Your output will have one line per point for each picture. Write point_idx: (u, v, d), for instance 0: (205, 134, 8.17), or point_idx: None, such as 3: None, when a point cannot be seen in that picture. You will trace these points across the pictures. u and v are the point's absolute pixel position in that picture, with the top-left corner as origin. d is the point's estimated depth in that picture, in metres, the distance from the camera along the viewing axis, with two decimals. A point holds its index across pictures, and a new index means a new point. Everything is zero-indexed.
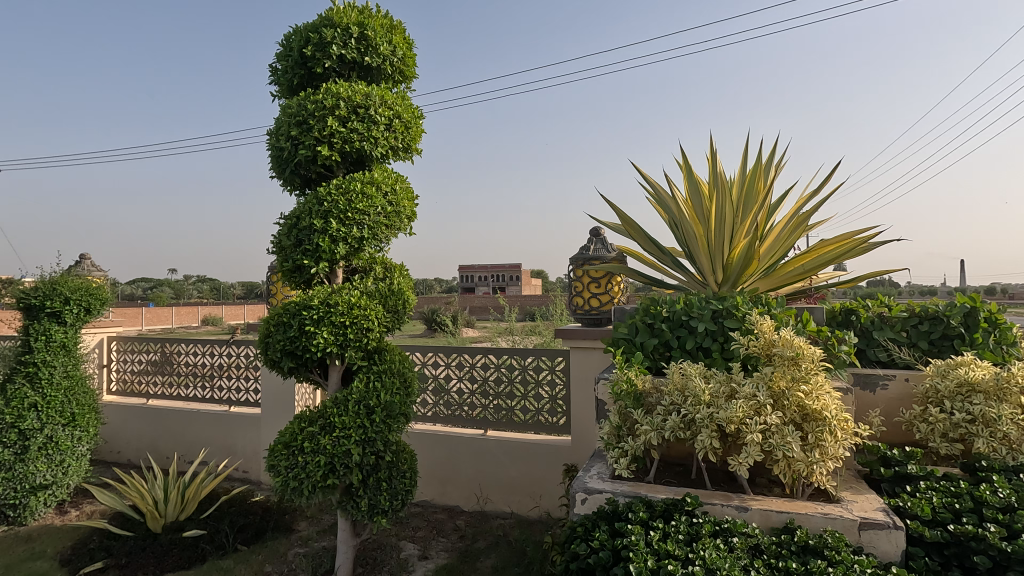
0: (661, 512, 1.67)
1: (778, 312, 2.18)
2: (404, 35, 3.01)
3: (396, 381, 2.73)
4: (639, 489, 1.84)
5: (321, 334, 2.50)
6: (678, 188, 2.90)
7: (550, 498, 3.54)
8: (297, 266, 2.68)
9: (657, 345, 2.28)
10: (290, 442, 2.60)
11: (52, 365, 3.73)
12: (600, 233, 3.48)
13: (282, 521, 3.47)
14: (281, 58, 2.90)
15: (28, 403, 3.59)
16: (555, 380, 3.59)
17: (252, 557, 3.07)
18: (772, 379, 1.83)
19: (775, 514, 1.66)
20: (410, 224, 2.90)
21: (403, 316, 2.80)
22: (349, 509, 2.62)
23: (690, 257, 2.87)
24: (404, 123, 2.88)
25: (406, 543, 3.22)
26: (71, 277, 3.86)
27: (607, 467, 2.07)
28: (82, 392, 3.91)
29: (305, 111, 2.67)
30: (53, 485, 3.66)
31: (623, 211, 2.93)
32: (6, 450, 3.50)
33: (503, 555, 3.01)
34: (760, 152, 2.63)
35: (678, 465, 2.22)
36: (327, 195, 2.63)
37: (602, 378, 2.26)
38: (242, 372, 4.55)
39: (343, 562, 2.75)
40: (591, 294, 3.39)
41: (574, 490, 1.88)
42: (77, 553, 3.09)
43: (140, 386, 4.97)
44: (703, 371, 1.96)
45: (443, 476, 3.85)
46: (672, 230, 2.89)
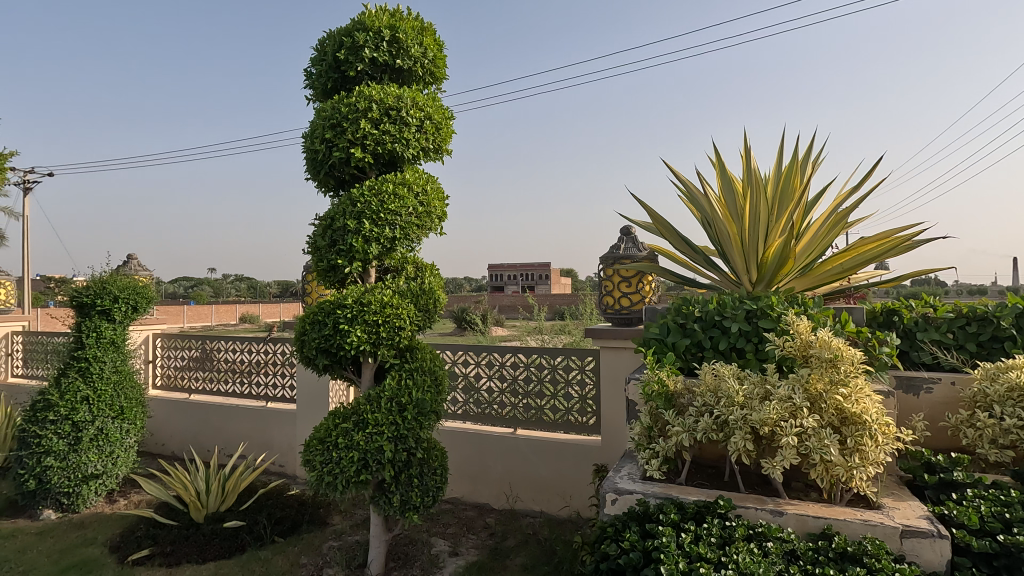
0: (693, 514, 1.65)
1: (815, 313, 2.13)
2: (435, 36, 3.04)
3: (428, 379, 2.76)
4: (670, 490, 1.82)
5: (355, 332, 2.55)
6: (711, 186, 2.85)
7: (580, 498, 3.53)
8: (332, 266, 2.74)
9: (689, 345, 2.24)
10: (325, 437, 2.66)
11: (102, 361, 3.91)
12: (630, 232, 3.45)
13: (317, 515, 3.57)
14: (315, 63, 2.98)
15: (80, 396, 3.79)
16: (585, 380, 3.58)
17: (288, 549, 3.16)
18: (809, 381, 1.79)
19: (812, 519, 1.62)
20: (441, 224, 2.92)
21: (434, 315, 2.84)
22: (382, 504, 2.67)
23: (722, 256, 2.82)
24: (435, 124, 2.91)
25: (437, 540, 3.26)
26: (120, 276, 4.03)
27: (638, 468, 2.06)
28: (130, 386, 4.08)
29: (339, 114, 2.74)
30: (103, 475, 3.83)
31: (654, 210, 2.89)
32: (61, 440, 3.68)
33: (532, 554, 3.02)
34: (797, 148, 2.57)
35: (711, 467, 2.18)
36: (360, 196, 2.69)
37: (632, 378, 2.24)
38: (279, 369, 4.67)
39: (376, 556, 2.80)
40: (622, 294, 3.36)
41: (604, 491, 1.87)
42: (126, 540, 3.24)
43: (183, 381, 5.17)
44: (736, 372, 1.92)
45: (473, 473, 3.88)
46: (705, 228, 2.85)
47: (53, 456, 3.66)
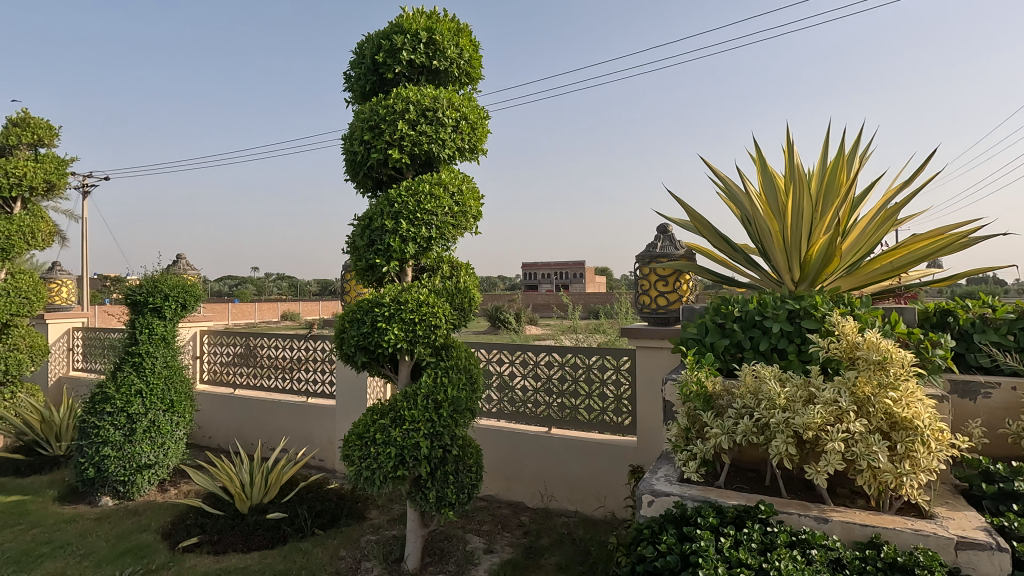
0: (732, 519, 1.61)
1: (862, 313, 2.05)
2: (471, 37, 3.06)
3: (463, 377, 2.79)
4: (708, 493, 1.79)
5: (392, 330, 2.60)
6: (751, 183, 2.79)
7: (615, 498, 3.50)
8: (370, 265, 2.80)
9: (728, 345, 2.19)
10: (363, 433, 2.71)
11: (154, 356, 4.10)
12: (667, 230, 3.39)
13: (355, 508, 3.64)
14: (354, 66, 3.05)
15: (134, 389, 3.98)
16: (620, 380, 3.55)
17: (327, 541, 3.24)
18: (856, 384, 1.72)
19: (858, 527, 1.56)
20: (477, 223, 2.94)
21: (469, 314, 2.87)
22: (418, 500, 2.71)
23: (763, 254, 2.74)
24: (471, 124, 2.93)
25: (472, 536, 3.28)
26: (170, 275, 4.21)
27: (675, 470, 2.02)
28: (180, 381, 4.26)
29: (377, 116, 2.79)
30: (156, 466, 4.02)
31: (692, 208, 2.84)
32: (117, 431, 3.88)
33: (567, 554, 3.01)
34: (843, 142, 2.48)
35: (752, 471, 2.12)
36: (398, 196, 2.73)
37: (669, 378, 2.21)
38: (319, 366, 4.79)
39: (412, 551, 2.85)
40: (658, 293, 3.31)
41: (641, 492, 1.85)
42: (176, 528, 3.39)
43: (228, 376, 5.37)
44: (778, 374, 1.87)
45: (508, 471, 3.90)
46: (745, 226, 2.78)
47: (110, 446, 3.86)
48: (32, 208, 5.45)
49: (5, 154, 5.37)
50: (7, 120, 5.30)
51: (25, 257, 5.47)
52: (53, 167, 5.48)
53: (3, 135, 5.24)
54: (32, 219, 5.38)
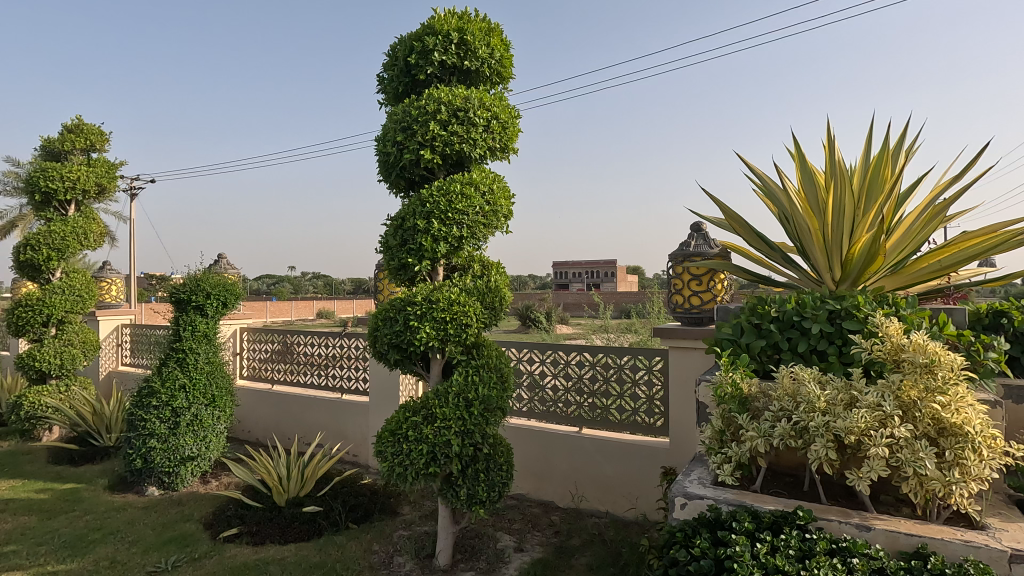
0: (768, 525, 1.57)
1: (908, 314, 1.97)
2: (502, 36, 3.06)
3: (494, 376, 2.80)
4: (744, 498, 1.74)
5: (424, 329, 2.63)
6: (789, 179, 2.70)
7: (647, 500, 3.46)
8: (402, 264, 2.84)
9: (765, 346, 2.13)
10: (396, 430, 2.75)
11: (197, 352, 4.25)
12: (701, 228, 3.33)
13: (388, 504, 3.70)
14: (387, 68, 3.09)
15: (178, 384, 4.13)
16: (652, 380, 3.51)
17: (361, 535, 3.30)
18: (901, 388, 1.66)
19: (903, 536, 1.50)
20: (507, 223, 2.94)
21: (500, 313, 2.88)
22: (449, 497, 2.73)
23: (802, 253, 2.66)
24: (502, 123, 2.94)
25: (502, 535, 3.30)
26: (212, 274, 4.36)
27: (709, 472, 1.98)
28: (221, 376, 4.40)
29: (409, 117, 2.82)
30: (198, 458, 4.16)
31: (727, 206, 2.77)
32: (162, 424, 4.04)
33: (598, 554, 2.99)
34: (888, 136, 2.38)
35: (790, 476, 2.06)
36: (429, 196, 2.76)
37: (703, 380, 2.16)
38: (353, 363, 4.88)
39: (444, 547, 2.88)
40: (692, 292, 3.25)
41: (673, 495, 1.82)
42: (218, 518, 3.51)
43: (267, 372, 5.53)
44: (818, 376, 1.81)
45: (538, 470, 3.90)
46: (783, 224, 2.70)
47: (156, 438, 4.02)
48: (84, 210, 5.72)
49: (60, 159, 5.65)
50: (62, 127, 5.58)
51: (78, 257, 5.75)
52: (104, 170, 5.73)
53: (58, 141, 5.52)
54: (84, 220, 5.65)
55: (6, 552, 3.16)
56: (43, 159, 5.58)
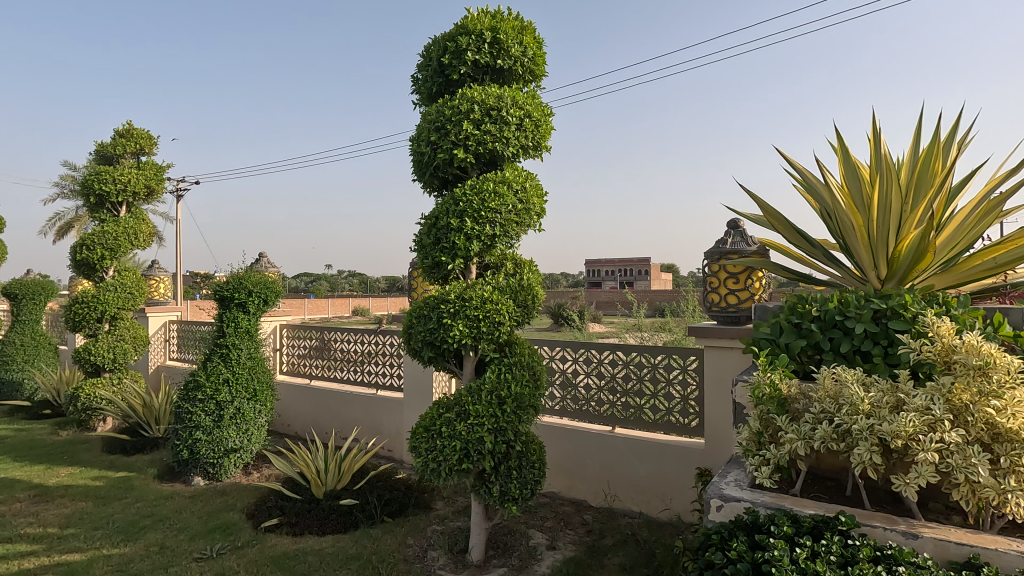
0: (808, 529, 1.53)
1: (960, 314, 1.88)
2: (535, 34, 3.06)
3: (526, 374, 2.81)
4: (783, 501, 1.70)
5: (457, 326, 2.66)
6: (832, 174, 2.62)
7: (681, 501, 3.41)
8: (436, 263, 2.88)
9: (805, 346, 2.07)
10: (430, 426, 2.78)
11: (239, 347, 4.40)
12: (738, 225, 3.25)
13: (422, 499, 3.75)
14: (422, 68, 3.13)
15: (222, 378, 4.29)
16: (687, 380, 3.46)
17: (396, 529, 3.36)
18: (952, 391, 1.59)
19: (954, 546, 1.44)
20: (540, 221, 2.94)
21: (533, 311, 2.89)
22: (482, 493, 2.75)
23: (845, 250, 2.58)
24: (535, 121, 2.94)
25: (535, 532, 3.31)
26: (253, 272, 4.50)
27: (746, 475, 1.94)
28: (262, 371, 4.54)
29: (443, 117, 2.85)
30: (241, 450, 4.31)
31: (765, 202, 2.70)
32: (207, 417, 4.20)
33: (631, 555, 2.97)
34: (939, 128, 2.28)
35: (831, 480, 2.00)
36: (462, 195, 2.79)
37: (740, 380, 2.12)
38: (388, 360, 4.97)
39: (476, 543, 2.90)
40: (728, 291, 3.19)
41: (709, 496, 1.79)
42: (259, 509, 3.63)
43: (305, 368, 5.69)
44: (862, 378, 1.76)
45: (571, 469, 3.89)
46: (825, 220, 2.62)
47: (201, 430, 4.18)
48: (135, 211, 5.98)
49: (112, 163, 5.92)
50: (115, 132, 5.85)
51: (130, 256, 6.03)
52: (153, 173, 5.98)
53: (111, 145, 5.79)
54: (135, 221, 5.91)
55: (65, 535, 3.34)
56: (97, 163, 5.86)
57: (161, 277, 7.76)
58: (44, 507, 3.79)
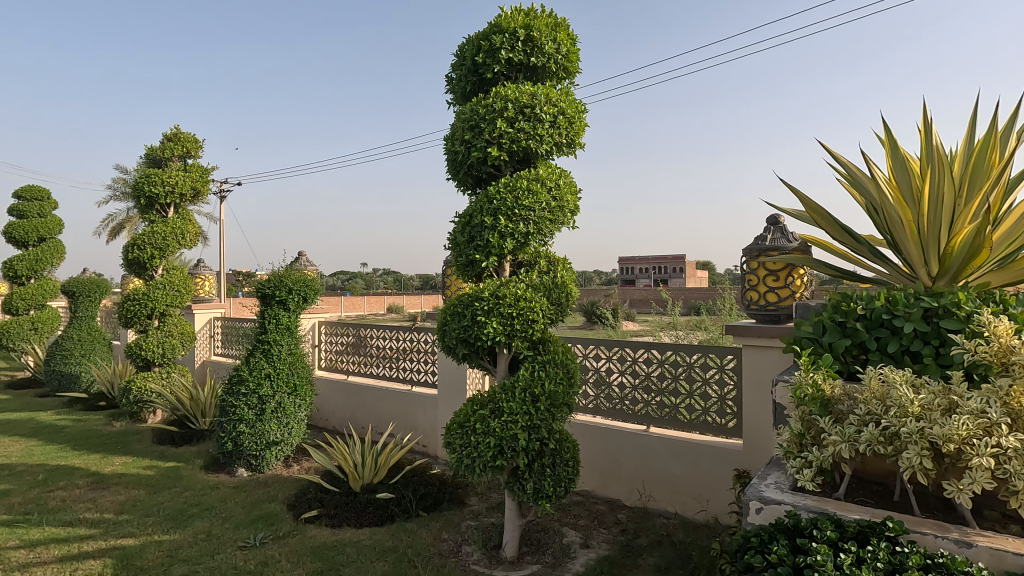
0: (853, 535, 1.49)
1: (1019, 313, 1.79)
2: (569, 30, 3.04)
3: (560, 372, 2.81)
4: (826, 505, 1.65)
5: (491, 324, 2.67)
6: (879, 167, 2.51)
7: (718, 503, 3.35)
8: (470, 260, 2.90)
9: (850, 346, 2.00)
10: (464, 422, 2.80)
11: (280, 343, 4.54)
12: (779, 221, 3.16)
13: (456, 494, 3.79)
14: (456, 68, 3.15)
15: (264, 373, 4.43)
16: (724, 380, 3.39)
17: (431, 523, 3.41)
18: (1010, 394, 1.51)
19: (1011, 556, 1.37)
20: (574, 218, 2.93)
21: (566, 309, 2.89)
22: (516, 490, 2.77)
23: (893, 246, 2.47)
24: (569, 118, 2.92)
25: (568, 530, 3.30)
26: (293, 271, 4.63)
27: (787, 477, 1.90)
28: (302, 366, 4.67)
29: (477, 115, 2.87)
30: (282, 443, 4.45)
31: (807, 197, 2.62)
32: (250, 410, 4.34)
33: (666, 555, 2.93)
34: (996, 117, 2.16)
35: (878, 484, 1.93)
36: (496, 194, 2.80)
37: (781, 380, 2.06)
38: (422, 356, 5.03)
39: (510, 539, 2.92)
40: (768, 288, 3.11)
41: (748, 499, 1.75)
42: (299, 500, 3.73)
43: (343, 364, 5.82)
44: (911, 379, 1.69)
45: (604, 467, 3.86)
46: (871, 215, 2.52)
47: (245, 423, 4.33)
48: (182, 212, 6.23)
49: (161, 165, 6.17)
50: (163, 136, 6.10)
51: (177, 255, 6.28)
52: (199, 175, 6.21)
53: (159, 149, 6.04)
54: (182, 221, 6.16)
55: (120, 521, 3.52)
56: (147, 166, 6.13)
57: (206, 276, 8.06)
58: (101, 494, 4.00)
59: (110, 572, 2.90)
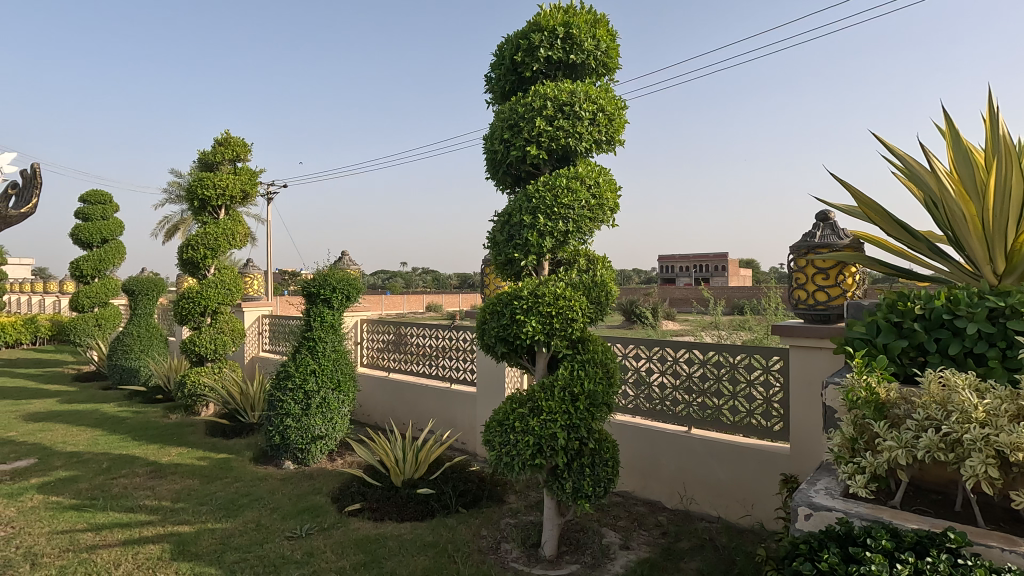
0: (911, 545, 1.42)
1: None
2: (609, 26, 3.00)
3: (600, 371, 2.79)
4: (881, 513, 1.58)
5: (530, 322, 2.67)
6: (939, 160, 2.39)
7: (763, 508, 3.25)
8: (509, 259, 2.91)
9: (907, 348, 1.91)
10: (503, 420, 2.80)
11: (325, 340, 4.67)
12: (828, 217, 3.05)
13: (495, 492, 3.82)
14: (495, 67, 3.16)
15: (309, 369, 4.56)
16: (770, 381, 3.29)
17: (470, 520, 3.44)
18: None
19: None
20: (614, 216, 2.90)
21: (606, 308, 2.86)
22: (555, 489, 2.76)
23: (954, 243, 2.34)
24: (608, 115, 2.89)
25: (608, 531, 3.27)
26: (337, 270, 4.76)
27: (838, 483, 1.83)
28: (345, 363, 4.79)
29: (516, 114, 2.87)
30: (326, 437, 4.57)
31: (861, 192, 2.51)
32: (296, 405, 4.48)
33: (709, 560, 2.87)
34: None
35: (937, 493, 1.84)
36: (535, 192, 2.80)
37: (832, 382, 1.99)
38: (461, 354, 5.08)
39: (548, 538, 2.92)
40: (817, 287, 3.00)
41: (796, 504, 1.70)
42: (343, 493, 3.83)
43: (383, 361, 5.94)
44: (975, 383, 1.60)
45: (644, 468, 3.81)
46: (931, 210, 2.39)
47: (291, 417, 4.47)
48: (232, 214, 6.48)
49: (212, 169, 6.43)
50: (215, 141, 6.36)
51: (228, 255, 6.54)
52: (248, 178, 6.45)
53: (211, 153, 6.30)
54: (232, 223, 6.41)
55: (176, 509, 3.69)
56: (200, 170, 6.40)
57: (255, 275, 8.37)
58: (159, 482, 4.21)
59: (168, 557, 3.04)
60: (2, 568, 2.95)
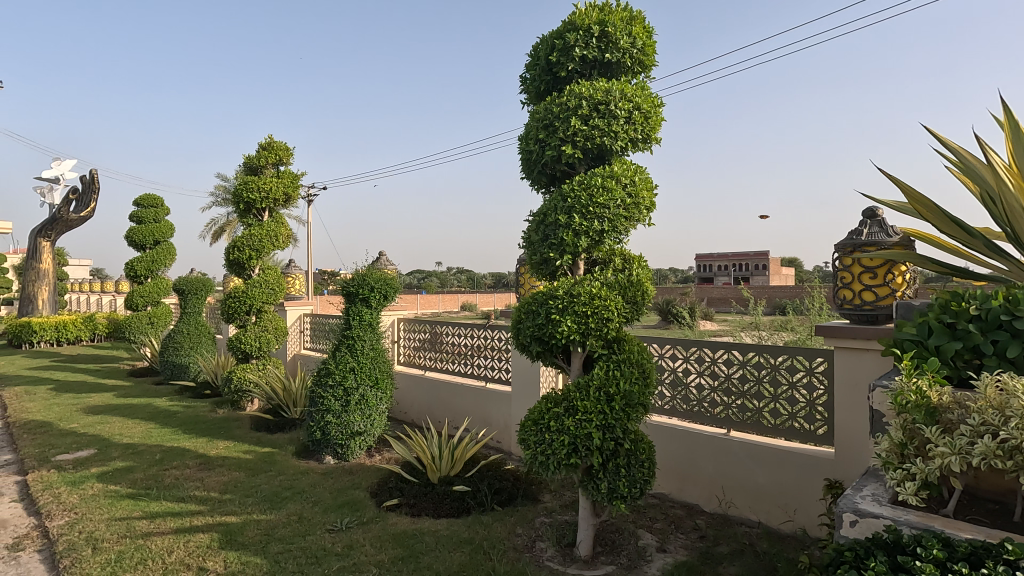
0: (965, 556, 1.36)
1: None
2: (645, 23, 2.97)
3: (635, 372, 2.77)
4: (933, 522, 1.52)
5: (565, 322, 2.67)
6: (996, 153, 2.29)
7: (806, 514, 3.16)
8: (544, 258, 2.93)
9: (961, 350, 1.82)
10: (539, 419, 2.81)
11: (363, 339, 4.77)
12: (875, 214, 2.94)
13: (530, 491, 3.83)
14: (530, 68, 3.17)
15: (348, 367, 4.68)
16: (814, 383, 3.20)
17: (505, 518, 3.47)
18: None
19: None
20: (650, 215, 2.87)
21: (642, 308, 2.84)
22: (590, 489, 2.76)
23: (1014, 240, 2.23)
24: (644, 114, 2.86)
25: (643, 532, 3.25)
26: (375, 270, 4.86)
27: (885, 489, 1.76)
28: (383, 361, 4.88)
29: (551, 114, 2.88)
30: (365, 433, 4.68)
31: (911, 187, 2.41)
32: (336, 402, 4.61)
33: (749, 565, 2.81)
34: None
35: (994, 503, 1.75)
36: (570, 191, 2.80)
37: (879, 385, 1.92)
38: (496, 353, 5.11)
39: (583, 538, 2.91)
40: (864, 286, 2.90)
41: (841, 511, 1.65)
42: (381, 489, 3.92)
43: (420, 359, 6.03)
44: None
45: (682, 470, 3.76)
46: (988, 206, 2.28)
47: (332, 414, 4.60)
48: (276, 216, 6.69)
49: (257, 173, 6.66)
50: (259, 145, 6.58)
51: (271, 256, 6.75)
52: (289, 181, 6.64)
53: (256, 158, 6.52)
54: (275, 224, 6.62)
55: (224, 500, 3.85)
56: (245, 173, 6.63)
57: (296, 275, 8.62)
58: (208, 474, 4.40)
59: (216, 545, 3.18)
60: (67, 551, 3.14)
